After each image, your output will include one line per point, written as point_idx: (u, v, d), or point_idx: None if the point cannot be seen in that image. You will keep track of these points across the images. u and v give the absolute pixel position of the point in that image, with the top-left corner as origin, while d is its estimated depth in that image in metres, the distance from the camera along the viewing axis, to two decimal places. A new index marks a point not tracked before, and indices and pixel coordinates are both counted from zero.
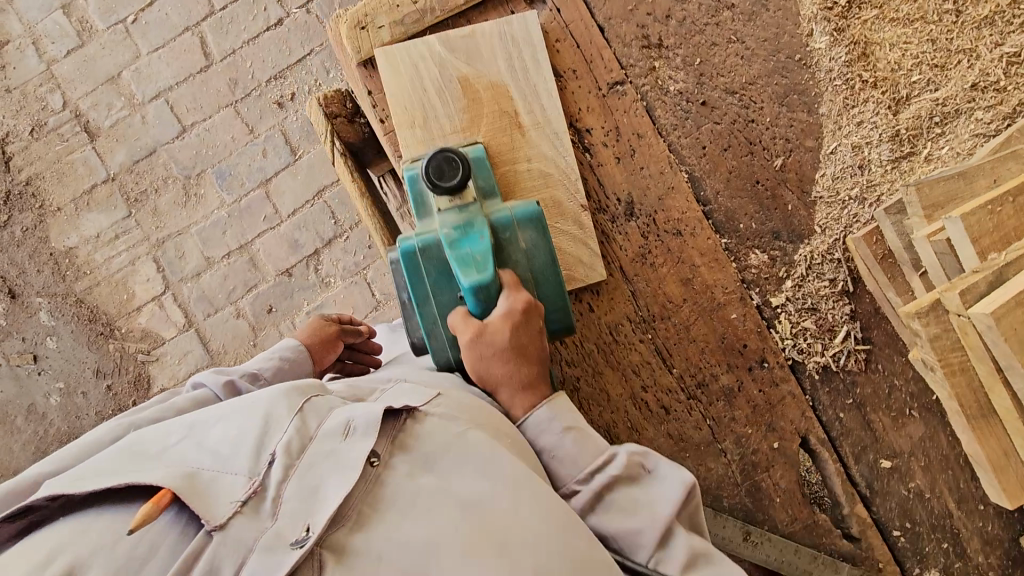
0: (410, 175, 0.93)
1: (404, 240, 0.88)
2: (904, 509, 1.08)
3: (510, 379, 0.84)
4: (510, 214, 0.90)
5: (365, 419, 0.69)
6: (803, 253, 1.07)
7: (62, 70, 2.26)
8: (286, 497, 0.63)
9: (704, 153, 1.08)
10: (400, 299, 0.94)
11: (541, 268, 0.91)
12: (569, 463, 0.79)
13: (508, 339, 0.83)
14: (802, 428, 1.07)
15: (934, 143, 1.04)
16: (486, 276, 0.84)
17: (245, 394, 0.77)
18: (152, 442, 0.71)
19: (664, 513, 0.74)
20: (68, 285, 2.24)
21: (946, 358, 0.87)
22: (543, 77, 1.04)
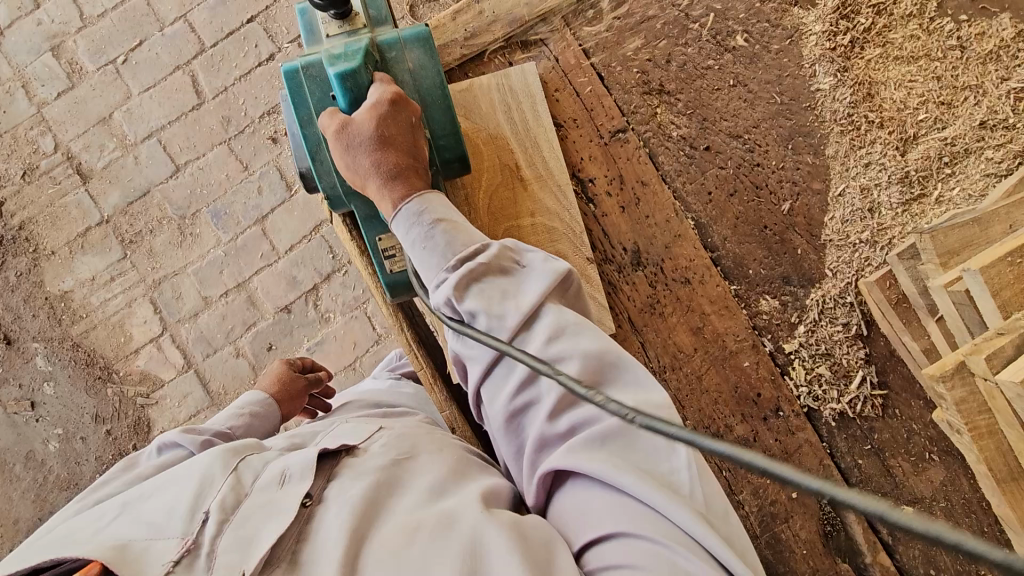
0: (299, 6, 0.92)
1: (287, 61, 0.86)
2: (928, 556, 1.05)
3: (377, 169, 0.79)
4: (397, 36, 0.88)
5: (301, 466, 0.69)
6: (814, 297, 1.05)
7: (53, 113, 2.24)
8: (221, 550, 0.58)
9: (710, 199, 1.06)
10: (291, 136, 0.92)
11: (429, 88, 0.88)
12: (437, 252, 0.74)
13: (370, 131, 0.79)
14: (821, 476, 1.05)
15: (945, 183, 1.02)
16: (354, 64, 0.82)
17: (184, 462, 0.73)
18: (81, 528, 0.66)
19: (530, 299, 0.68)
20: (64, 329, 2.21)
21: (973, 421, 0.85)
22: (544, 129, 1.01)
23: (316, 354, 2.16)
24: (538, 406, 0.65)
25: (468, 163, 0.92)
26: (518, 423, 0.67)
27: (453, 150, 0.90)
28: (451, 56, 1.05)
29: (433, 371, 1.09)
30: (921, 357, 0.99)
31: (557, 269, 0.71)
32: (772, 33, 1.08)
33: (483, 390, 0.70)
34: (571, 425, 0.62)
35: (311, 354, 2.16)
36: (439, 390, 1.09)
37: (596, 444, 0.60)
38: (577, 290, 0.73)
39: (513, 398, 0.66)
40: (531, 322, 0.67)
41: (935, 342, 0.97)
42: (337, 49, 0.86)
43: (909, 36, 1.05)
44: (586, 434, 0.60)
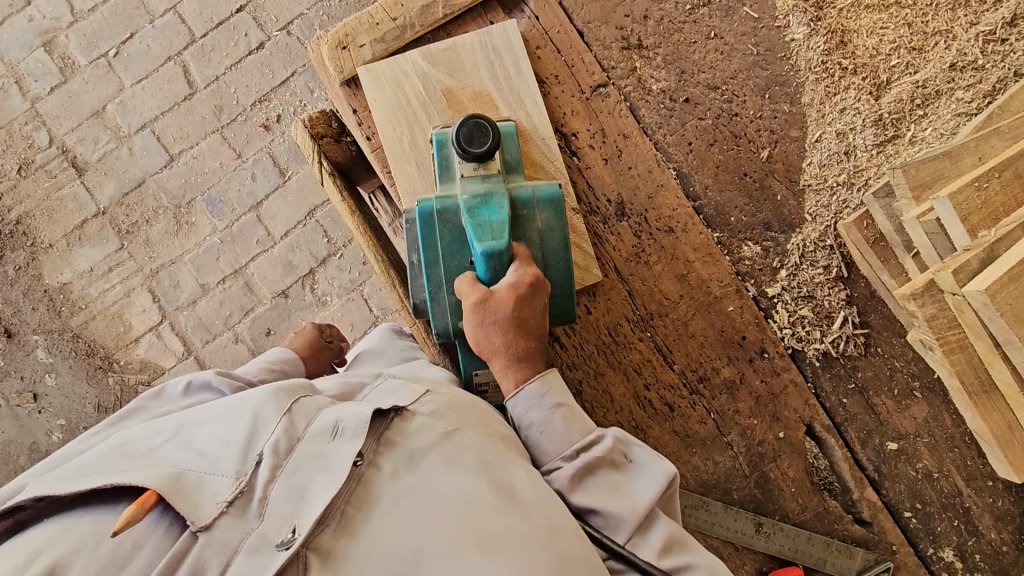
0: (439, 138, 0.96)
1: (424, 200, 0.90)
2: (913, 491, 1.08)
3: (507, 348, 0.85)
4: (531, 193, 0.92)
5: (353, 420, 0.74)
6: (795, 242, 1.08)
7: (47, 107, 2.26)
8: (272, 499, 0.67)
9: (690, 149, 1.09)
10: (410, 259, 0.95)
11: (551, 250, 0.92)
12: (553, 437, 0.83)
13: (508, 312, 0.83)
14: (807, 416, 1.07)
15: (918, 125, 1.04)
16: (500, 243, 0.84)
17: (234, 393, 0.81)
18: (143, 436, 0.76)
19: (643, 500, 0.77)
20: (64, 321, 2.23)
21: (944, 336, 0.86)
22: (526, 84, 1.05)
23: None
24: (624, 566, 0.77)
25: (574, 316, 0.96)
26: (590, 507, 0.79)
27: (559, 242, 0.93)
28: (434, 16, 1.06)
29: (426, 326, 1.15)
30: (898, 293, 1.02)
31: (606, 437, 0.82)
32: None
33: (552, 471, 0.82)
34: (642, 514, 0.76)
35: None
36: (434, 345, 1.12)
37: None
38: (675, 490, 0.82)
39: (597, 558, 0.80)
40: (643, 525, 0.77)
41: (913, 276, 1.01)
42: (488, 195, 0.89)
43: None
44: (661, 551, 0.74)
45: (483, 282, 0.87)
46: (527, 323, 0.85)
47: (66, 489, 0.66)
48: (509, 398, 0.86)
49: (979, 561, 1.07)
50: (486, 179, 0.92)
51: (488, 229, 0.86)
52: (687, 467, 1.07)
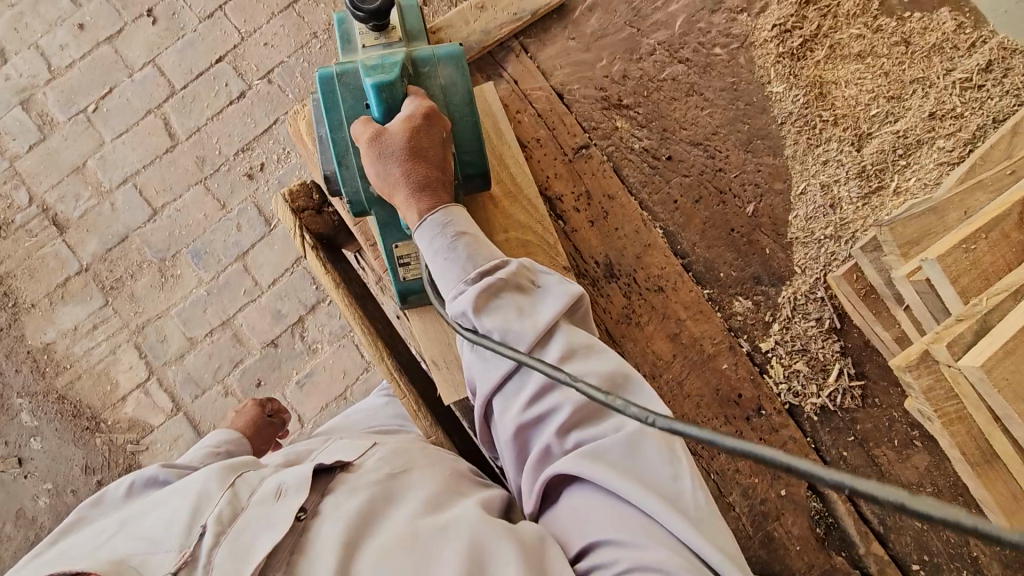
0: (337, 16, 0.94)
1: (322, 66, 0.87)
2: (920, 543, 1.06)
3: (406, 180, 0.81)
4: (432, 52, 0.89)
5: (298, 479, 0.72)
6: (786, 295, 1.07)
7: (27, 165, 2.23)
8: (214, 565, 0.61)
9: (676, 207, 1.08)
10: (318, 135, 0.93)
11: (457, 105, 0.89)
12: (458, 264, 0.80)
13: (403, 144, 0.80)
14: (808, 471, 1.06)
15: (901, 174, 1.04)
16: (393, 74, 0.83)
17: (181, 479, 0.77)
18: (84, 544, 0.71)
19: (545, 318, 0.76)
20: (48, 382, 2.18)
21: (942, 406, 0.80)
22: (509, 148, 1.04)
23: (306, 386, 2.15)
24: (552, 419, 0.73)
25: (489, 178, 0.94)
26: (532, 432, 0.75)
27: (477, 166, 0.91)
28: None
29: (417, 397, 1.11)
30: (892, 345, 1.01)
31: (515, 264, 0.81)
32: (723, 41, 1.11)
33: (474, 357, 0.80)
34: (574, 373, 0.73)
35: (301, 387, 2.15)
36: (426, 417, 1.09)
37: (607, 456, 0.68)
38: (586, 312, 0.83)
39: (525, 411, 0.75)
40: (546, 339, 0.76)
41: (906, 330, 0.99)
42: (382, 57, 0.87)
43: (856, 35, 1.09)
44: (594, 444, 0.70)
45: (377, 122, 0.84)
46: (428, 150, 0.81)
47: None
48: (415, 224, 0.82)
49: None
50: (389, 47, 0.91)
51: (382, 68, 0.84)
52: None
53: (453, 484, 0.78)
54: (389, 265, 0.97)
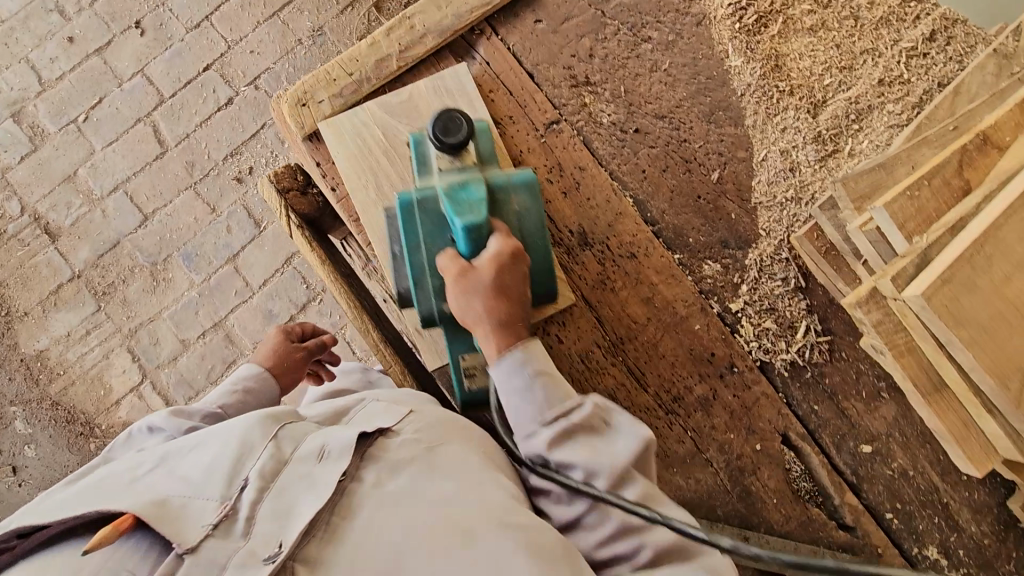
0: (414, 137, 1.01)
1: (404, 193, 0.94)
2: (892, 491, 1.10)
3: (488, 316, 0.89)
4: (506, 179, 0.98)
5: (340, 444, 0.81)
6: (752, 257, 1.12)
7: (18, 176, 2.27)
8: (259, 518, 0.71)
9: (644, 176, 1.13)
10: (392, 250, 1.01)
11: (530, 229, 0.99)
12: (533, 405, 0.86)
13: (489, 279, 0.89)
14: (781, 426, 1.10)
15: (855, 138, 1.10)
16: (482, 219, 0.90)
17: (218, 423, 0.85)
18: (122, 470, 0.79)
19: (622, 456, 0.82)
20: (42, 389, 2.19)
21: (891, 342, 0.79)
22: (484, 123, 1.09)
23: None
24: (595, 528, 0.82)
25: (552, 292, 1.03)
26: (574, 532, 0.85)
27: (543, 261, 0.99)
28: (389, 67, 1.10)
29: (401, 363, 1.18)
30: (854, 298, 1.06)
31: (582, 402, 0.86)
32: (683, 20, 1.17)
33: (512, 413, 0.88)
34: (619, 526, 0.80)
35: None
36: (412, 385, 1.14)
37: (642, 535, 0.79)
38: (651, 454, 0.85)
39: (550, 450, 0.84)
40: (619, 483, 0.81)
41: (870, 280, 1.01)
42: (459, 183, 0.94)
43: (807, 11, 1.17)
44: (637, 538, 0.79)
45: (465, 258, 0.93)
46: (509, 288, 0.90)
47: (47, 522, 0.68)
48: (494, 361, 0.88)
49: (964, 556, 1.09)
50: (463, 173, 0.96)
51: (468, 207, 0.91)
52: (670, 487, 1.08)
53: (486, 459, 0.89)
54: (455, 375, 1.02)
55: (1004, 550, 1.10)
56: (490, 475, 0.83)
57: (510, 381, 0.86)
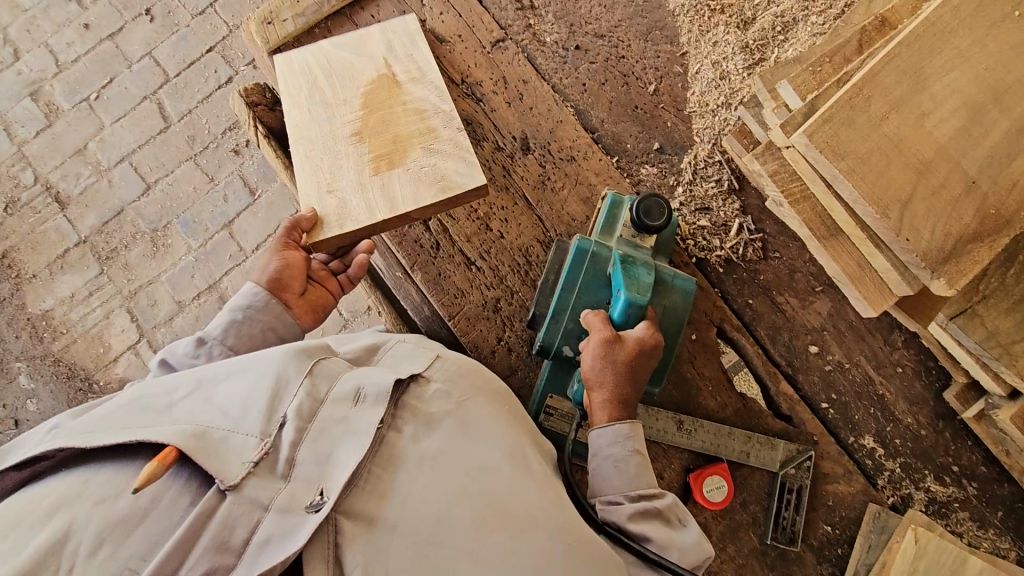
0: (613, 197, 1.08)
1: (583, 239, 1.01)
2: (828, 382, 1.13)
3: (616, 387, 0.93)
4: (673, 276, 1.01)
5: (377, 388, 0.76)
6: (687, 161, 1.18)
7: (32, 149, 2.32)
8: (298, 461, 0.69)
9: (585, 89, 1.21)
10: (546, 279, 1.08)
11: (673, 330, 1.02)
12: (612, 475, 0.91)
13: (626, 359, 0.92)
14: (716, 317, 1.14)
15: (780, 48, 1.17)
16: (645, 299, 0.94)
17: (255, 351, 0.79)
18: (158, 390, 0.73)
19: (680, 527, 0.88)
20: (45, 347, 2.19)
21: (788, 188, 0.91)
22: (421, 46, 1.12)
23: None
24: (613, 468, 0.91)
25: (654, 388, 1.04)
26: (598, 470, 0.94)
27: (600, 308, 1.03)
28: None
29: None
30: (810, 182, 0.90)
31: (631, 423, 0.93)
32: None
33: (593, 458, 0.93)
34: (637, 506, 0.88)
35: None
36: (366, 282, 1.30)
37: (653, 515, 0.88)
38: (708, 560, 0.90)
39: (603, 482, 0.92)
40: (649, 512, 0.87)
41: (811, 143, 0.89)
42: (641, 261, 0.99)
43: None
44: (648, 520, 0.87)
45: (615, 324, 0.97)
46: (639, 376, 0.94)
47: (80, 445, 0.64)
48: (596, 428, 0.93)
49: (900, 445, 1.11)
50: (638, 249, 1.03)
51: (636, 284, 0.95)
52: None
53: (510, 418, 0.86)
54: (539, 297, 1.07)
55: (942, 441, 1.11)
56: (516, 434, 0.84)
57: (601, 436, 0.92)
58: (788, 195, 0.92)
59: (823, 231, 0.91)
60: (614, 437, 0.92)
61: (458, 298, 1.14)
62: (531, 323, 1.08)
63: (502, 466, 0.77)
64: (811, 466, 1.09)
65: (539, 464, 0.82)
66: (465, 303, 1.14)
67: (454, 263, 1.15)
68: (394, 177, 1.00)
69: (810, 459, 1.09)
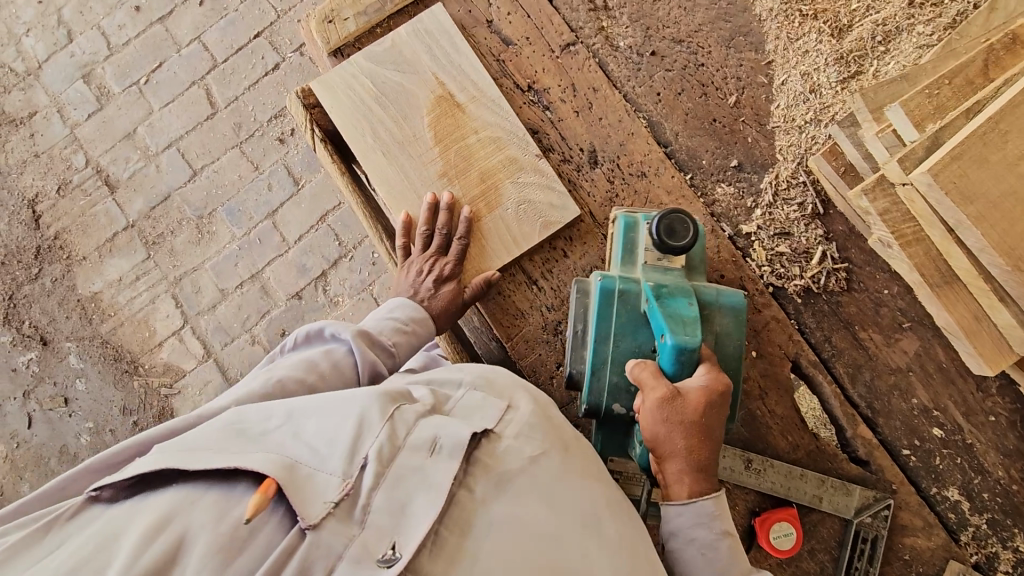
0: (627, 221, 1.00)
1: (605, 281, 0.96)
2: (911, 428, 1.05)
3: (687, 454, 0.84)
4: (716, 296, 0.95)
5: (452, 439, 0.71)
6: (768, 181, 1.09)
7: (84, 132, 2.33)
8: (373, 508, 0.64)
9: (659, 99, 1.14)
10: (574, 330, 1.00)
11: (725, 354, 0.95)
12: (699, 556, 0.85)
13: (695, 417, 0.83)
14: (792, 351, 1.06)
15: (880, 60, 1.06)
16: (697, 340, 0.85)
17: (343, 388, 0.77)
18: (255, 420, 0.72)
19: None
20: (95, 328, 2.21)
21: (898, 230, 0.90)
22: (471, 63, 1.11)
23: None
24: (703, 552, 0.84)
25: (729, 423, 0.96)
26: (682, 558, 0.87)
27: None
28: None
29: None
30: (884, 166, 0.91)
31: (714, 497, 0.85)
32: None
33: (679, 544, 0.86)
34: None
35: None
36: None
37: None
38: None
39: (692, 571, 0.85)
40: None
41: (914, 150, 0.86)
42: (675, 291, 0.92)
43: None
44: None
45: (665, 376, 0.88)
46: (711, 431, 0.84)
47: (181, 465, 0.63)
48: (675, 506, 0.85)
49: (989, 500, 1.03)
50: (668, 273, 0.96)
51: (682, 324, 0.87)
52: None
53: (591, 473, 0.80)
54: (579, 341, 1.00)
55: None
56: (592, 493, 0.77)
57: (682, 516, 0.85)
58: (899, 237, 0.91)
59: (937, 279, 0.90)
60: (695, 515, 0.84)
61: (517, 318, 1.10)
62: (569, 383, 1.00)
63: (575, 532, 0.71)
64: (888, 516, 1.02)
65: (616, 528, 0.75)
66: (523, 324, 1.09)
67: (514, 283, 1.10)
68: (495, 217, 1.08)
69: (888, 508, 1.02)
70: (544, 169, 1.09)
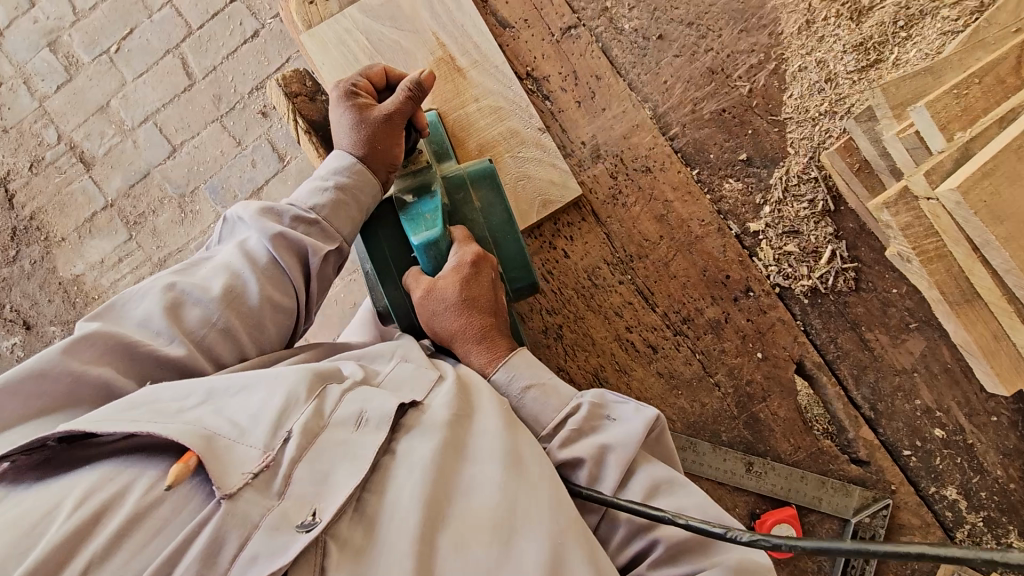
0: None
1: None
2: (912, 428, 1.04)
3: (466, 332, 0.86)
4: (463, 175, 0.95)
5: (380, 410, 0.71)
6: (777, 176, 1.04)
7: (54, 105, 2.20)
8: (294, 479, 0.64)
9: (666, 87, 1.07)
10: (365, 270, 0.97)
11: (498, 224, 0.95)
12: (533, 419, 0.82)
13: (457, 294, 0.85)
14: (797, 353, 1.04)
15: (902, 47, 0.99)
16: (436, 225, 0.87)
17: (269, 365, 0.74)
18: (167, 394, 0.68)
19: (619, 438, 0.76)
20: (79, 312, 2.13)
21: (920, 245, 0.90)
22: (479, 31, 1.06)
23: None
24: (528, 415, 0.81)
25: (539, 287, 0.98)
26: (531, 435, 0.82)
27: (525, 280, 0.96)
28: None
29: None
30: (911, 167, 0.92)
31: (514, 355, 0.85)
32: None
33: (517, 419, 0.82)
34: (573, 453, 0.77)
35: None
36: None
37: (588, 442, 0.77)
38: (664, 431, 0.79)
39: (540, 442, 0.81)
40: (578, 438, 0.78)
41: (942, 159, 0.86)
42: (420, 188, 0.92)
43: None
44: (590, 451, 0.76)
45: (428, 272, 0.90)
46: (480, 301, 0.86)
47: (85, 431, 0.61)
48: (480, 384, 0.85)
49: (986, 498, 1.03)
50: (415, 172, 0.94)
51: (422, 219, 0.89)
52: (673, 411, 1.05)
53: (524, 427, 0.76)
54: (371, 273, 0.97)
55: None
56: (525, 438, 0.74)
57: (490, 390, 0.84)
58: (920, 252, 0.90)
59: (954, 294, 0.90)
60: (503, 387, 0.84)
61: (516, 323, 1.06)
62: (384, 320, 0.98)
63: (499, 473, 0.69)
64: (887, 515, 1.02)
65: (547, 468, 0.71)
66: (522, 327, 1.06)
67: None
68: None
69: (887, 508, 1.02)
70: (546, 144, 1.04)
